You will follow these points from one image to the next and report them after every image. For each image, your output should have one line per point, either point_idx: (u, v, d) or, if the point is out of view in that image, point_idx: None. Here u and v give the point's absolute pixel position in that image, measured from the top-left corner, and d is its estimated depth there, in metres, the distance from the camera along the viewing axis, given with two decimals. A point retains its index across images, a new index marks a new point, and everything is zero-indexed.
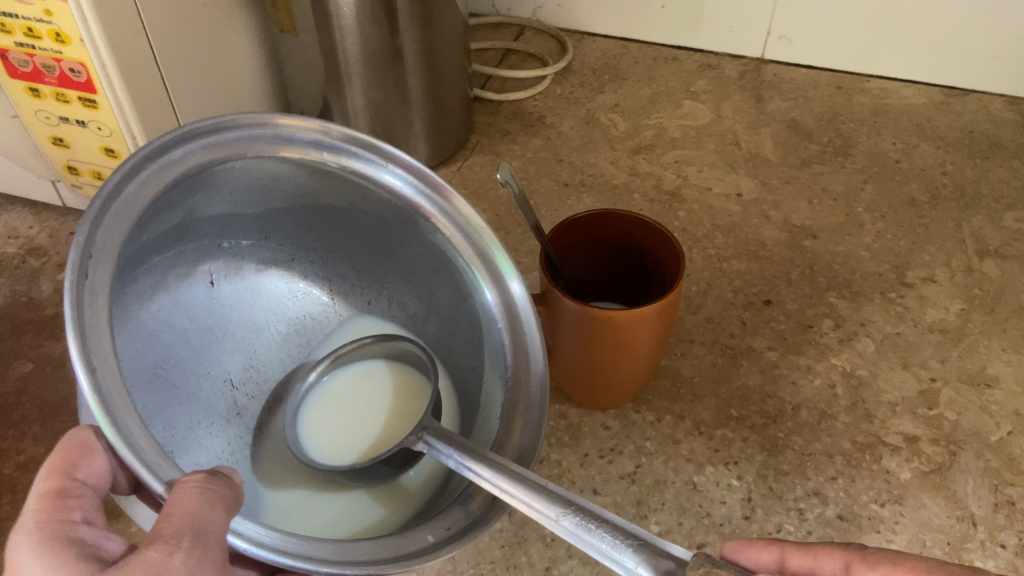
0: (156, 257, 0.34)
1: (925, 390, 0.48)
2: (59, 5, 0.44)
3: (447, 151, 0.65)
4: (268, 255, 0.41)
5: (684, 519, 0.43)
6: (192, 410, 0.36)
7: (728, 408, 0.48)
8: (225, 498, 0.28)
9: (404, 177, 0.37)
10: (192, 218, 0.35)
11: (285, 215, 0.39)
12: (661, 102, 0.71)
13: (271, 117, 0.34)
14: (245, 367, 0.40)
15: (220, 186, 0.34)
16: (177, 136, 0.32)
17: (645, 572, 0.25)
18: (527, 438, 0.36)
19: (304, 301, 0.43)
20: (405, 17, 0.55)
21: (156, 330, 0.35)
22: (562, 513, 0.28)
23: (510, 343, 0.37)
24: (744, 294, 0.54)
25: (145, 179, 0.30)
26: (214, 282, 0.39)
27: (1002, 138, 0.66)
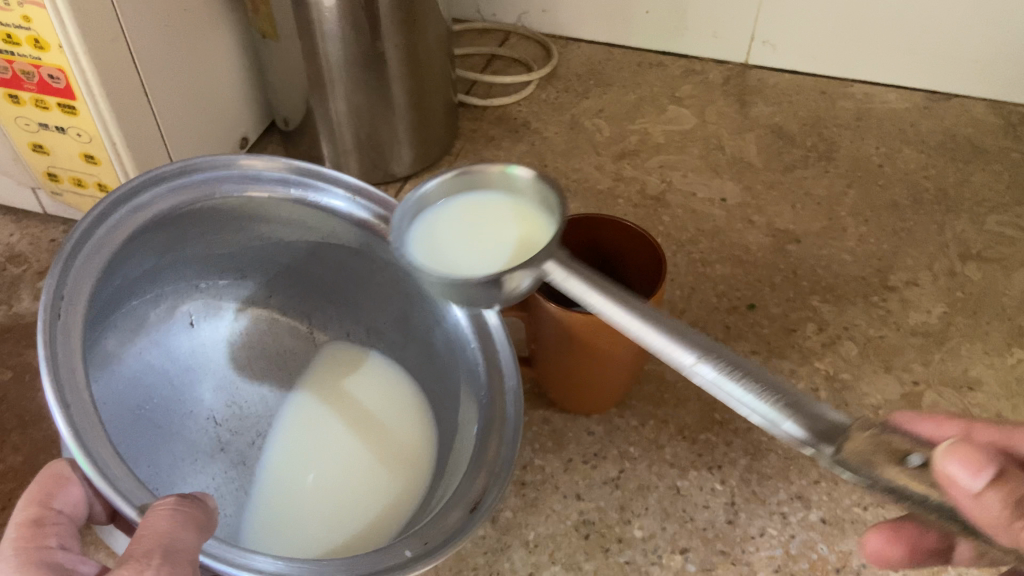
0: (132, 299, 0.40)
1: (908, 393, 0.49)
2: (37, 10, 0.44)
3: (432, 157, 0.65)
4: (246, 293, 0.48)
5: (667, 524, 0.43)
6: (175, 448, 0.42)
7: (712, 413, 0.48)
8: (196, 519, 0.30)
9: (345, 196, 0.42)
10: (165, 262, 0.41)
11: (258, 254, 0.45)
12: (646, 107, 0.71)
13: (236, 158, 0.40)
14: (227, 404, 0.45)
15: (190, 232, 0.41)
16: (147, 182, 0.38)
17: (789, 426, 0.27)
18: (505, 452, 0.36)
19: (283, 334, 0.48)
20: (387, 22, 0.55)
21: (133, 365, 0.41)
22: (701, 360, 0.29)
23: (483, 360, 0.40)
24: (728, 299, 0.54)
25: (116, 223, 0.36)
26: (194, 322, 0.46)
27: (984, 142, 0.66)
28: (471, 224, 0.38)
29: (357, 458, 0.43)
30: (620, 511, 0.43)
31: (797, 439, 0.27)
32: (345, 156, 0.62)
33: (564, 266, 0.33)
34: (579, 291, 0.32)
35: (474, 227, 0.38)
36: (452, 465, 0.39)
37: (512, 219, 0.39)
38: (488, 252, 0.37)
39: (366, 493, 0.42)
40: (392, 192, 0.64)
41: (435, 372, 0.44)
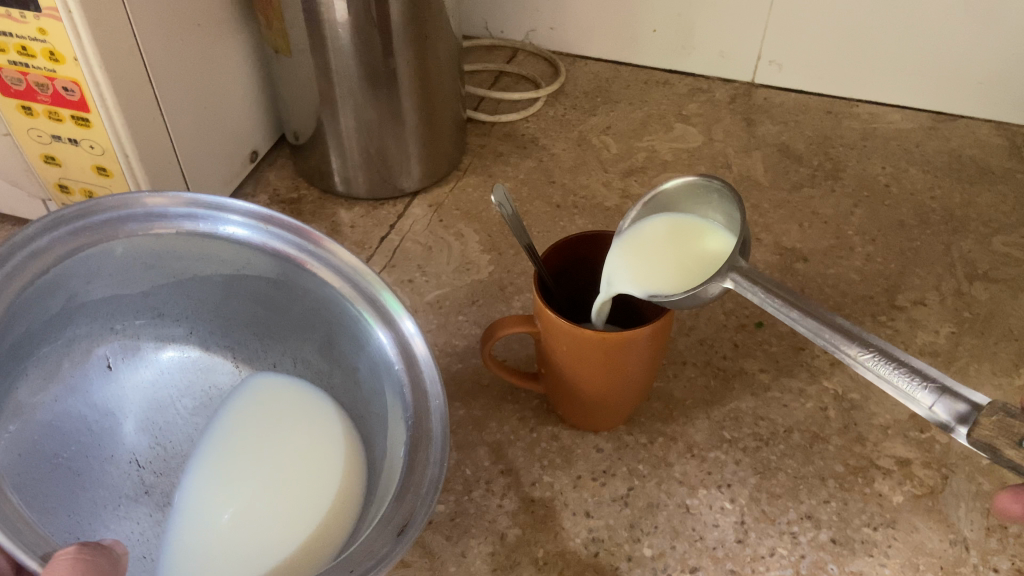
0: (43, 346, 0.40)
1: (916, 413, 0.49)
2: (54, 23, 0.44)
3: (440, 172, 0.65)
4: (166, 333, 0.46)
5: (677, 542, 0.42)
6: (97, 495, 0.41)
7: (722, 430, 0.48)
8: (101, 567, 0.30)
9: (246, 223, 0.42)
10: (76, 302, 0.41)
11: (174, 289, 0.45)
12: (653, 124, 0.72)
13: (137, 198, 0.40)
14: (150, 446, 0.44)
15: (97, 270, 0.40)
16: (45, 227, 0.38)
17: (942, 410, 0.28)
18: (432, 471, 0.36)
19: (209, 373, 0.47)
20: (399, 38, 0.55)
21: (49, 413, 0.40)
22: (861, 353, 0.30)
23: (408, 381, 0.39)
24: (736, 317, 0.55)
25: (13, 268, 0.37)
26: (112, 365, 0.44)
27: (990, 163, 0.67)
28: (657, 238, 0.43)
29: (276, 487, 0.42)
30: (630, 529, 0.43)
31: (946, 422, 0.29)
32: (354, 171, 0.62)
33: (744, 276, 0.35)
34: (755, 296, 0.34)
35: (661, 241, 0.43)
36: (383, 486, 0.38)
37: (701, 233, 0.43)
38: (681, 264, 0.42)
39: (285, 525, 0.40)
40: (401, 207, 0.64)
41: (363, 400, 0.43)
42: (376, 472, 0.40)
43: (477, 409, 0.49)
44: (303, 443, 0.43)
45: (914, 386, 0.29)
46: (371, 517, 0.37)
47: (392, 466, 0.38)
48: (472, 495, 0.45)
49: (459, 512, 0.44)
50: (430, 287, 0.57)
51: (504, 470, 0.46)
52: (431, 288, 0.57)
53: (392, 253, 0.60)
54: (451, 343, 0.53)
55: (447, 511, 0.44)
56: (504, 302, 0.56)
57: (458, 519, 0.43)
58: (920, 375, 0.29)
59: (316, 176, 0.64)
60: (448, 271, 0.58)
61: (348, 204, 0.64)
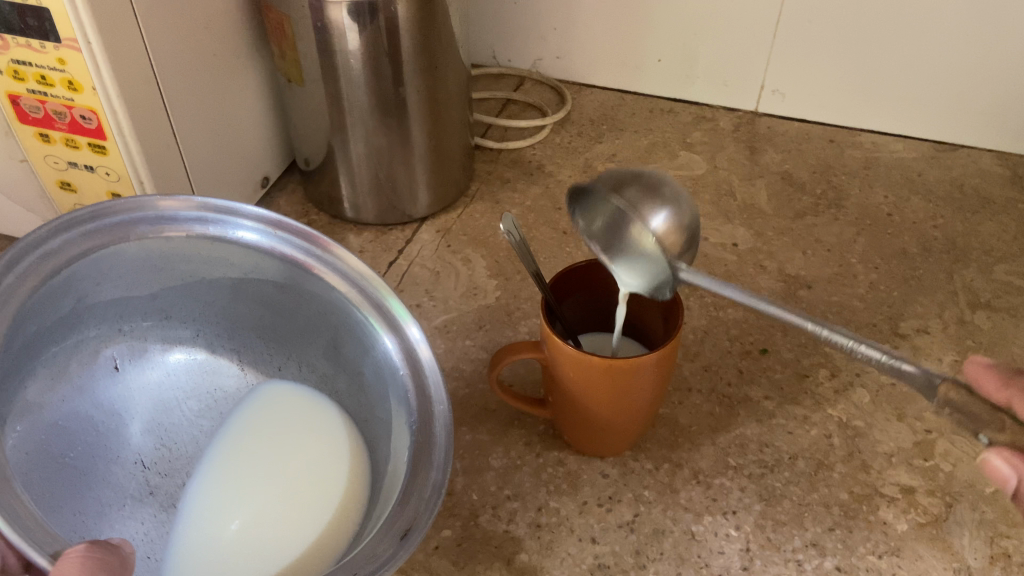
0: (52, 346, 0.40)
1: (920, 441, 0.49)
2: (73, 53, 0.45)
3: (447, 199, 0.66)
4: (173, 334, 0.46)
5: (682, 569, 0.43)
6: (102, 494, 0.41)
7: (726, 457, 0.48)
8: (110, 566, 0.30)
9: (257, 228, 0.42)
10: (86, 304, 0.41)
11: (182, 293, 0.45)
12: (658, 152, 0.73)
13: (150, 201, 0.40)
14: (156, 447, 0.44)
15: (106, 273, 0.40)
16: (56, 228, 0.38)
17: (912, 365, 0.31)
18: (434, 476, 0.37)
19: (214, 375, 0.47)
20: (409, 68, 0.57)
21: (56, 412, 0.40)
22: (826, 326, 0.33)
23: (413, 386, 0.40)
24: (741, 343, 0.55)
25: (24, 270, 0.36)
26: (118, 366, 0.44)
27: (992, 193, 0.67)
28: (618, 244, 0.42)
29: (281, 492, 0.42)
30: (635, 556, 0.43)
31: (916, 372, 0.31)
32: (362, 197, 0.63)
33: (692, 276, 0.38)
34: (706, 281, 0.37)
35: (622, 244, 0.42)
36: (386, 491, 0.39)
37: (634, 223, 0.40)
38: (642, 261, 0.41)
39: (289, 528, 0.40)
40: (409, 232, 0.65)
41: (366, 404, 0.44)
42: (379, 478, 0.41)
43: (484, 434, 0.50)
44: (310, 448, 0.44)
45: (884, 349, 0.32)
46: (374, 520, 0.38)
47: (396, 470, 0.39)
48: (479, 521, 0.45)
49: (466, 536, 0.44)
50: (437, 312, 0.57)
51: (510, 495, 0.46)
52: (438, 312, 0.57)
53: (400, 278, 0.60)
54: (458, 368, 0.53)
55: (455, 536, 0.44)
56: (510, 327, 0.56)
57: (465, 544, 0.44)
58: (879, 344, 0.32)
59: (325, 201, 0.65)
60: (455, 296, 0.59)
61: (356, 229, 0.65)
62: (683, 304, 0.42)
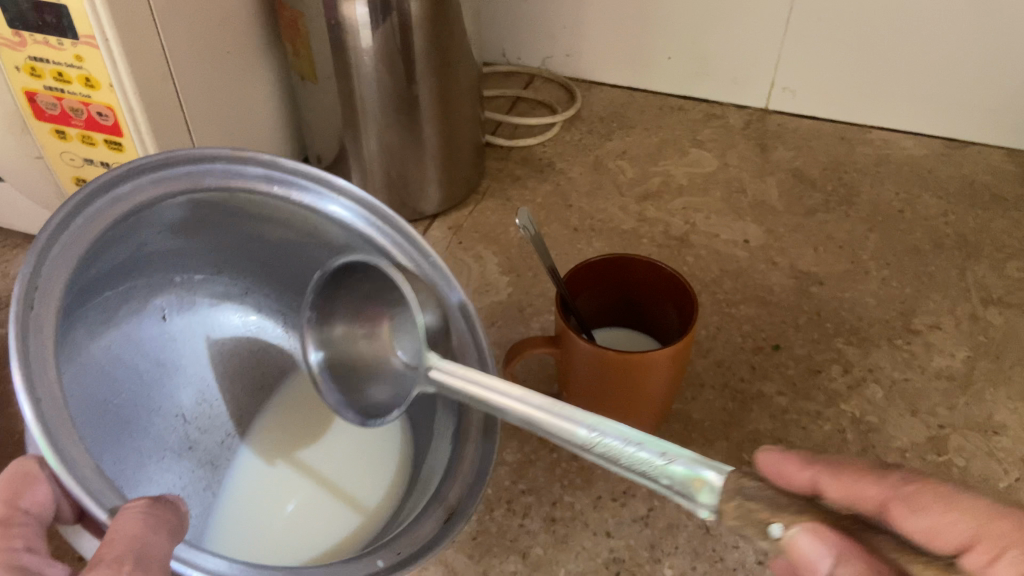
0: (105, 291, 0.37)
1: (933, 436, 0.49)
2: (91, 50, 0.45)
3: (459, 196, 0.67)
4: (222, 289, 0.46)
5: (698, 563, 0.43)
6: (145, 445, 0.40)
7: (740, 452, 0.48)
8: (168, 523, 0.28)
9: (347, 206, 0.40)
10: (142, 252, 0.38)
11: (235, 251, 0.44)
12: (668, 149, 0.73)
13: (227, 149, 0.37)
14: (196, 402, 0.44)
15: (162, 220, 0.37)
16: (125, 171, 0.33)
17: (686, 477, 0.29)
18: (477, 460, 0.38)
19: (256, 334, 0.48)
20: (422, 65, 0.57)
21: (104, 358, 0.38)
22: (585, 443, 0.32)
23: (460, 369, 0.41)
24: (753, 339, 0.55)
25: (93, 213, 0.32)
26: (165, 317, 0.44)
27: (1003, 190, 0.67)
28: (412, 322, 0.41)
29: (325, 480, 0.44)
30: (650, 550, 0.43)
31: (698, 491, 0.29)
32: (375, 195, 0.63)
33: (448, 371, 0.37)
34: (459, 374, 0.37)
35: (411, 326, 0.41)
36: (422, 485, 0.41)
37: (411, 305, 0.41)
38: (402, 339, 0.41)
39: (332, 514, 0.43)
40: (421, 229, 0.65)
41: None
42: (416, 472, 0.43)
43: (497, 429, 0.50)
44: (356, 442, 0.46)
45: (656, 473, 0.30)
46: (410, 508, 0.40)
47: (437, 459, 0.40)
48: (494, 515, 0.45)
49: (481, 530, 0.44)
50: None
51: (525, 490, 0.46)
52: None
53: None
54: None
55: (470, 530, 0.44)
56: (523, 323, 0.56)
57: (480, 538, 0.44)
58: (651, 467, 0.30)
59: None
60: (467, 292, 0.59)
61: None
62: (698, 300, 0.42)
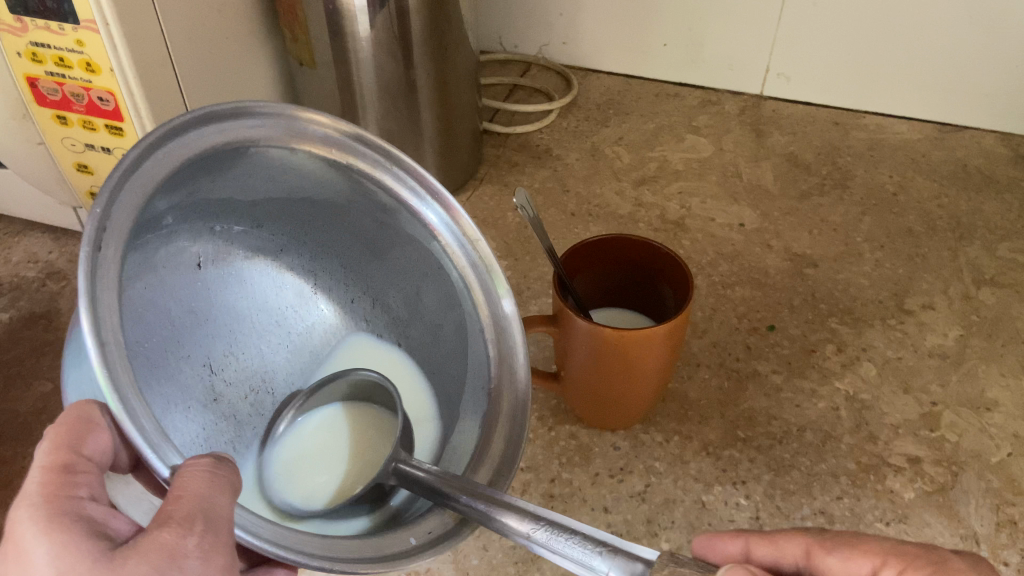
0: (151, 233, 0.31)
1: (926, 413, 0.50)
2: (91, 36, 0.46)
3: (457, 181, 0.67)
4: (257, 244, 0.39)
5: (694, 536, 0.43)
6: (176, 397, 0.33)
7: (735, 430, 0.49)
8: (233, 485, 0.27)
9: (439, 215, 0.37)
10: (192, 197, 0.33)
11: (282, 204, 0.38)
12: (664, 135, 0.73)
13: (287, 107, 0.34)
14: (226, 356, 0.38)
15: (225, 169, 0.33)
16: (197, 117, 0.30)
17: (614, 573, 0.26)
18: (509, 449, 0.36)
19: (285, 294, 0.42)
20: (419, 51, 0.57)
21: (145, 304, 0.32)
22: (531, 528, 0.28)
23: (495, 354, 0.38)
24: (748, 320, 0.56)
25: (163, 154, 0.28)
26: (201, 265, 0.36)
27: (995, 172, 0.68)
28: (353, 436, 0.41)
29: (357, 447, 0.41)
30: (647, 524, 0.44)
31: None
32: None
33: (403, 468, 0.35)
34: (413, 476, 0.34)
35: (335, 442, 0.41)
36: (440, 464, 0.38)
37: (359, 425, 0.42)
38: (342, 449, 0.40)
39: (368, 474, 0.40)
40: None
41: (442, 355, 0.40)
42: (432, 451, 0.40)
43: None
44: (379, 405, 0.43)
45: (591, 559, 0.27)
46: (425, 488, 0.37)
47: (458, 442, 0.38)
48: None
49: None
50: None
51: (523, 467, 0.47)
52: None
53: None
54: None
55: None
56: (521, 306, 0.57)
57: None
58: (589, 545, 0.27)
59: None
60: None
61: None
62: (693, 278, 0.43)
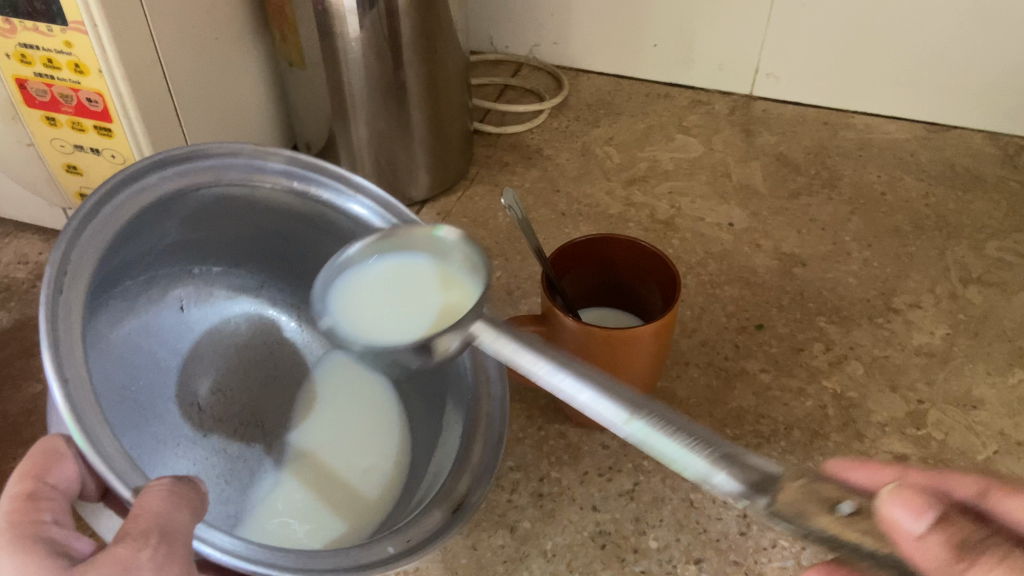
0: (125, 279, 0.39)
1: (913, 411, 0.50)
2: (79, 37, 0.46)
3: (448, 182, 0.67)
4: (237, 282, 0.47)
5: (682, 535, 0.44)
6: (158, 431, 0.41)
7: (723, 428, 0.49)
8: (190, 502, 0.29)
9: (369, 206, 0.41)
10: (161, 245, 0.41)
11: (252, 244, 0.45)
12: (654, 135, 0.74)
13: (245, 146, 0.39)
14: (212, 392, 0.45)
15: (184, 211, 0.39)
16: (153, 164, 0.37)
17: (719, 478, 0.28)
18: (487, 455, 0.38)
19: (270, 326, 0.48)
20: (409, 52, 0.57)
21: (120, 341, 0.40)
22: (633, 416, 0.30)
23: (471, 362, 0.41)
24: (737, 319, 0.56)
25: (122, 201, 0.35)
26: (184, 306, 0.45)
27: (983, 172, 0.68)
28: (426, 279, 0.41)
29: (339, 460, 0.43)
30: (635, 522, 0.44)
31: (730, 492, 0.28)
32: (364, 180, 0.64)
33: (493, 329, 0.36)
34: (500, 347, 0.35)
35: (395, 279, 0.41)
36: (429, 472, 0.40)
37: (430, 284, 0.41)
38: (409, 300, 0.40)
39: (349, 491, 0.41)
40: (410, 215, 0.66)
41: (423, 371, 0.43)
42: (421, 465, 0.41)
43: None
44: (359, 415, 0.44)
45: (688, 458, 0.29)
46: (415, 501, 0.39)
47: (443, 449, 0.40)
48: None
49: None
50: None
51: (512, 466, 0.47)
52: None
53: None
54: None
55: None
56: (511, 305, 0.57)
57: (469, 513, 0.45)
58: (687, 447, 0.29)
59: None
60: None
61: None
62: (681, 278, 0.43)
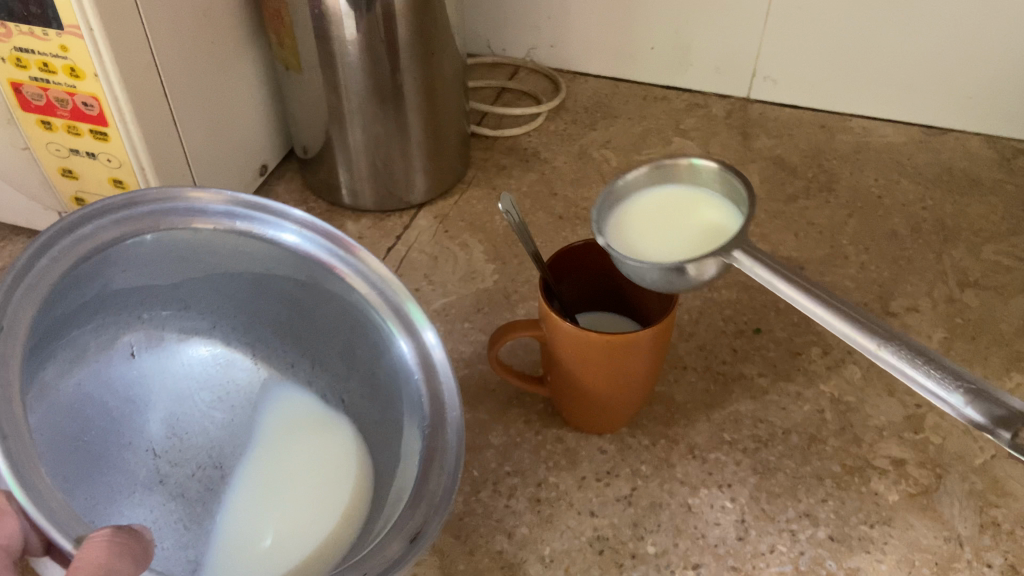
0: (72, 329, 0.38)
1: (910, 415, 0.50)
2: (75, 41, 0.46)
3: (445, 185, 0.67)
4: (190, 324, 0.45)
5: (679, 540, 0.44)
6: (113, 481, 0.40)
7: (721, 432, 0.49)
8: (133, 552, 0.30)
9: (299, 232, 0.42)
10: (107, 290, 0.39)
11: (204, 285, 0.44)
12: (651, 138, 0.74)
13: (181, 191, 0.40)
14: (167, 437, 0.43)
15: (126, 260, 0.39)
16: (90, 215, 0.37)
17: (974, 412, 0.28)
18: (444, 482, 0.37)
19: (225, 367, 0.46)
20: (407, 55, 0.57)
21: (71, 395, 0.38)
22: (883, 344, 0.31)
23: (427, 392, 0.40)
24: (734, 323, 0.56)
25: (59, 251, 0.35)
26: (135, 353, 0.43)
27: (979, 175, 0.68)
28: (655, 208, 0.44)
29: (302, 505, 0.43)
30: (633, 527, 0.44)
31: (978, 425, 0.28)
32: (360, 183, 0.64)
33: (752, 254, 0.36)
34: (757, 273, 0.36)
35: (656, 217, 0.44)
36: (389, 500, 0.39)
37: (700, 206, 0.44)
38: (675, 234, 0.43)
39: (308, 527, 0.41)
40: (407, 219, 0.65)
41: (379, 403, 0.43)
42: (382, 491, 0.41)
43: (483, 412, 0.51)
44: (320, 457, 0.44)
45: (941, 389, 0.29)
46: (373, 530, 0.38)
47: (403, 475, 0.39)
48: (479, 496, 0.46)
49: (467, 511, 0.45)
50: (437, 296, 0.58)
51: (510, 471, 0.47)
52: (438, 296, 0.58)
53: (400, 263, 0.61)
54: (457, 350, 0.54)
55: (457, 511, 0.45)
56: (508, 310, 0.57)
57: (466, 519, 0.45)
58: (943, 380, 0.29)
59: (324, 189, 0.66)
60: (453, 280, 0.60)
61: (354, 215, 0.66)
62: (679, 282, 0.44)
